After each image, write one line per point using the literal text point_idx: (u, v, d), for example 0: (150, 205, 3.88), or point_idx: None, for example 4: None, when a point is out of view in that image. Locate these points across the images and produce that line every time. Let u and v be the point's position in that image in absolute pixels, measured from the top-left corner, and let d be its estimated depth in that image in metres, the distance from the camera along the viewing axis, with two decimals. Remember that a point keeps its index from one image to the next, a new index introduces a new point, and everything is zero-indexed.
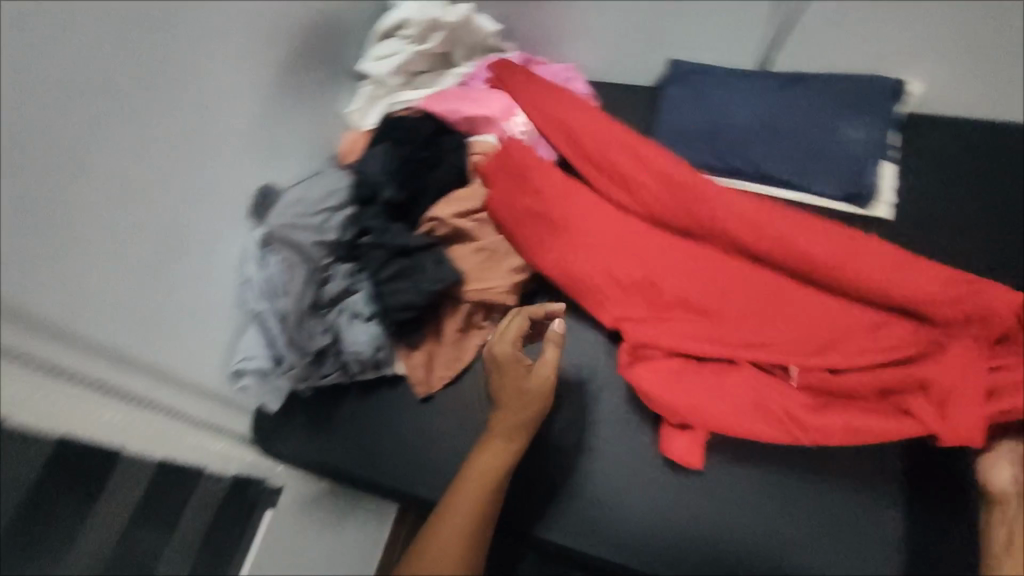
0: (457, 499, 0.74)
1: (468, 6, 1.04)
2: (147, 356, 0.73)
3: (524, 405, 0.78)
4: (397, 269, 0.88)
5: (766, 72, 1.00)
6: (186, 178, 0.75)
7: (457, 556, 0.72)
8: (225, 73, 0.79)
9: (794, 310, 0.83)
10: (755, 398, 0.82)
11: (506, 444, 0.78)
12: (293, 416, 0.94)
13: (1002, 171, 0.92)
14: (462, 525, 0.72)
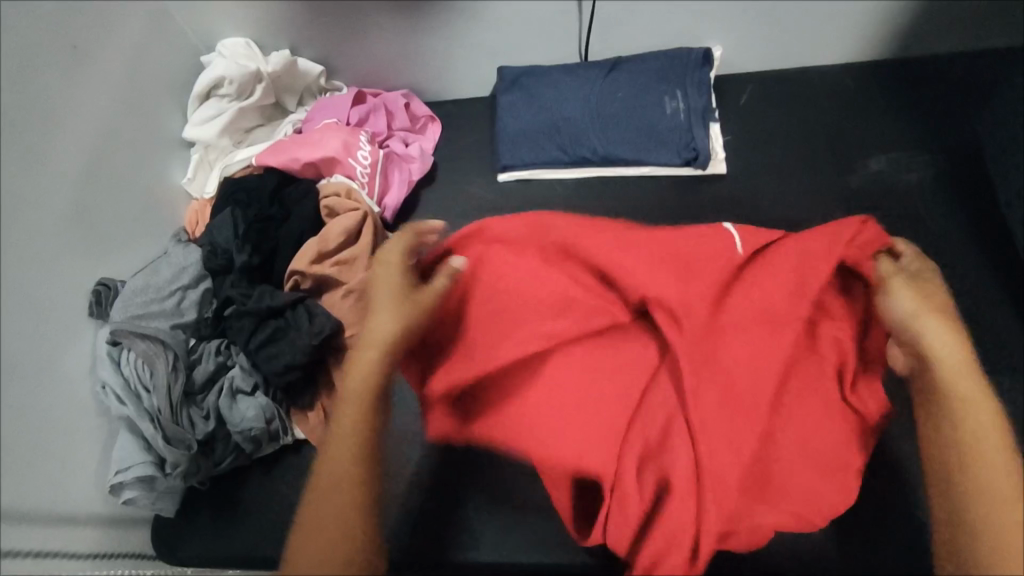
0: (334, 445, 0.59)
1: (287, 52, 1.03)
2: (16, 477, 0.65)
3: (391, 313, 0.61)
4: (268, 333, 0.84)
5: (588, 62, 1.04)
6: (30, 281, 0.70)
7: (353, 498, 0.57)
8: (47, 153, 0.74)
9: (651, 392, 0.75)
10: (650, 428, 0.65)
11: (375, 352, 0.60)
12: (195, 517, 0.86)
13: (798, 115, 1.04)
14: (344, 459, 0.58)
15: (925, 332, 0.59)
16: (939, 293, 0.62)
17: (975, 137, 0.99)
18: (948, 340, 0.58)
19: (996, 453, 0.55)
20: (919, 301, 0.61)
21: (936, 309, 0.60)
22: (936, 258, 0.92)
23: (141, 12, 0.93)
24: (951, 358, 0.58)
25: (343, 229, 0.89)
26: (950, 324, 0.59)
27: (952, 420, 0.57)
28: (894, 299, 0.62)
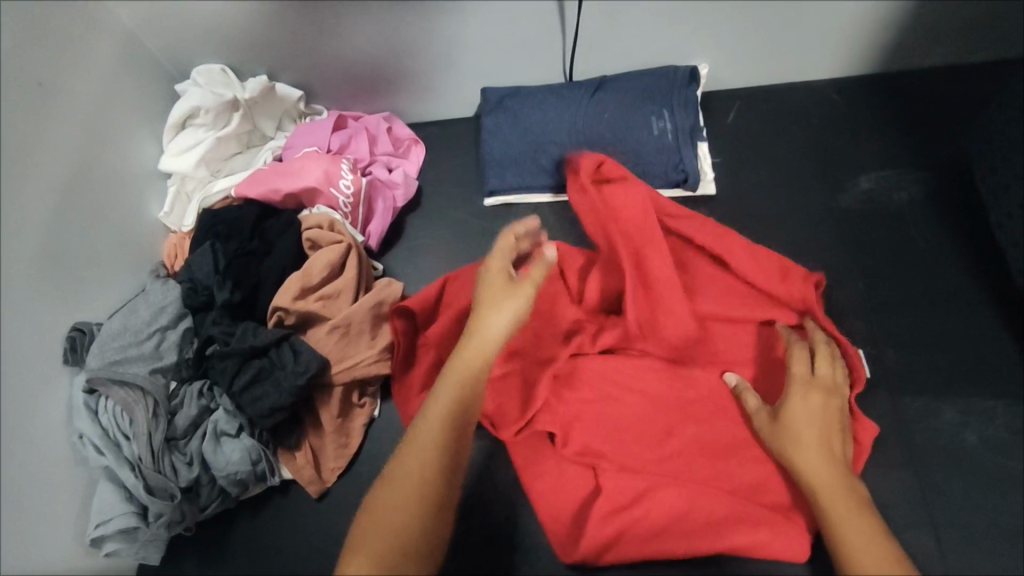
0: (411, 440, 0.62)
1: (265, 77, 1.00)
2: None
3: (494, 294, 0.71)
4: (252, 374, 0.81)
5: (573, 82, 1.02)
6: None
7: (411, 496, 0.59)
8: (19, 198, 0.72)
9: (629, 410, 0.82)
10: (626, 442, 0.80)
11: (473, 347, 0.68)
12: (181, 562, 0.84)
13: (787, 132, 1.04)
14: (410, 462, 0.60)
15: (800, 458, 0.71)
16: (811, 412, 0.74)
17: (966, 155, 0.99)
18: (821, 468, 0.70)
19: (871, 558, 0.62)
20: (786, 432, 0.73)
21: (806, 439, 0.72)
22: (927, 280, 0.92)
23: (110, 41, 0.90)
24: (820, 478, 0.70)
25: (325, 263, 0.87)
26: (819, 447, 0.72)
27: (840, 539, 0.65)
28: (770, 431, 0.75)
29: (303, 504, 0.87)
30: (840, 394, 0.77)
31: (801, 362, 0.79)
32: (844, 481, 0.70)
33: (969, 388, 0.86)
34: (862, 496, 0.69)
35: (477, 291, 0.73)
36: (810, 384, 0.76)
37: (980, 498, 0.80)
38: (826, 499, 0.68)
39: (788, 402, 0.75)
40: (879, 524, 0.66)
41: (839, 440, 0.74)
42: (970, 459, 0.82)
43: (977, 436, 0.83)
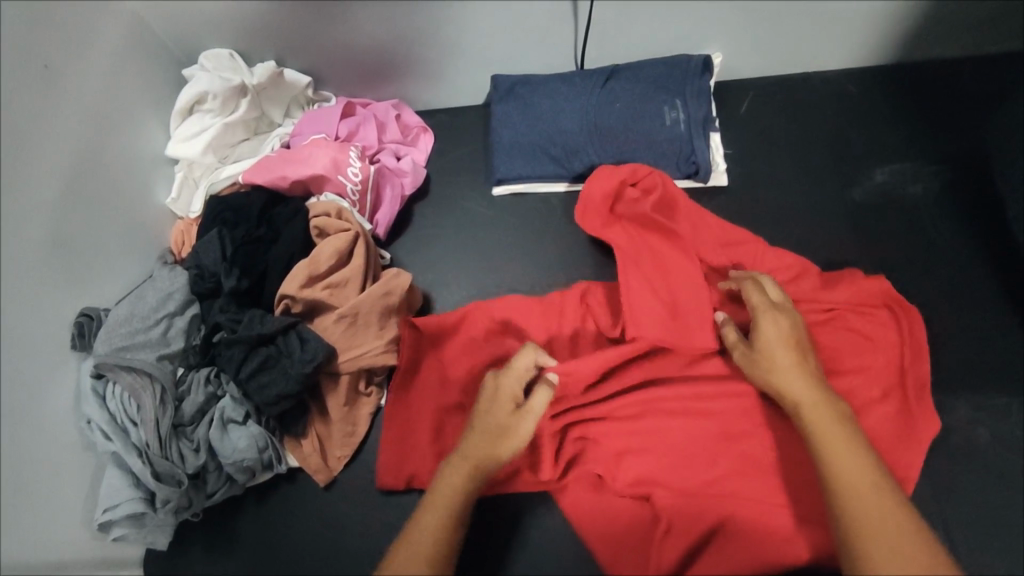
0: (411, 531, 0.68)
1: (273, 63, 0.99)
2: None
3: (497, 400, 0.76)
4: (259, 361, 0.81)
5: (584, 71, 1.01)
6: (6, 319, 0.67)
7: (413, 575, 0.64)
8: (26, 182, 0.72)
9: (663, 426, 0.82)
10: (654, 451, 0.82)
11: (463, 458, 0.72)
12: (189, 547, 0.85)
13: (800, 123, 1.02)
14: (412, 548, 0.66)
15: (772, 379, 0.73)
16: (780, 336, 0.75)
17: (983, 148, 0.97)
18: (792, 384, 0.72)
19: (853, 476, 0.64)
20: (758, 362, 0.75)
21: (773, 362, 0.74)
22: (943, 275, 0.91)
23: (117, 25, 0.89)
24: (802, 401, 0.71)
25: (333, 251, 0.86)
26: (797, 371, 0.72)
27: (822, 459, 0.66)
28: (749, 365, 0.76)
29: (310, 492, 0.87)
30: (797, 314, 0.78)
31: (756, 291, 0.80)
32: (824, 398, 0.70)
33: (983, 384, 0.85)
34: (841, 409, 0.70)
35: (488, 404, 0.76)
36: (771, 306, 0.78)
37: (990, 496, 0.80)
38: (810, 421, 0.69)
39: (755, 329, 0.77)
40: (858, 436, 0.68)
41: (807, 356, 0.75)
42: (981, 455, 0.82)
43: (989, 432, 0.83)
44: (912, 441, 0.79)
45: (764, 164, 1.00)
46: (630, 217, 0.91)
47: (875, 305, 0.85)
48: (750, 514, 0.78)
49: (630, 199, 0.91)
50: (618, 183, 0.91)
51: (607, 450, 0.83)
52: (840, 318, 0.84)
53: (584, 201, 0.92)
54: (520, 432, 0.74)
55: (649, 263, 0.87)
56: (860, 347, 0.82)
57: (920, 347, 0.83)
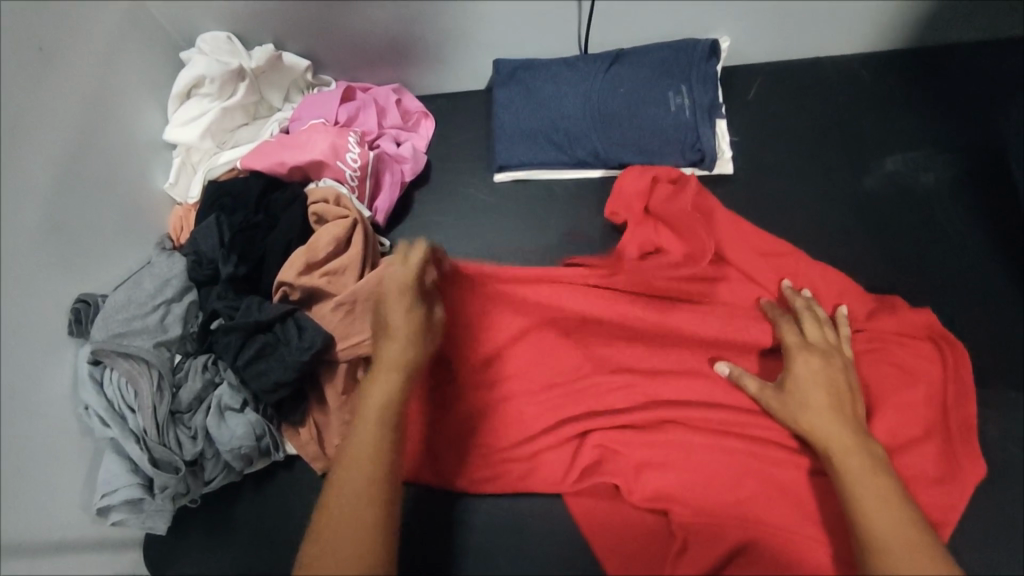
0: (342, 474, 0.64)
1: (271, 47, 0.98)
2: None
3: (396, 297, 0.73)
4: (256, 349, 0.80)
5: (589, 55, 0.98)
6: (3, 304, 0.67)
7: (361, 527, 0.61)
8: (23, 165, 0.71)
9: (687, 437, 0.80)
10: (676, 462, 0.79)
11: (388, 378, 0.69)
12: (188, 533, 0.85)
13: (811, 110, 1.00)
14: (351, 493, 0.63)
15: (807, 420, 0.73)
16: (814, 376, 0.75)
17: (1000, 136, 0.95)
18: (830, 427, 0.72)
19: (881, 514, 0.65)
20: (793, 403, 0.75)
21: (811, 403, 0.74)
22: (954, 267, 0.89)
23: (114, 6, 0.88)
24: (833, 438, 0.71)
25: (331, 238, 0.85)
26: (832, 410, 0.73)
27: (855, 512, 0.66)
28: (778, 404, 0.76)
29: (307, 479, 0.87)
30: (838, 354, 0.78)
31: (792, 330, 0.81)
32: (858, 440, 0.71)
33: (992, 379, 0.83)
34: (879, 457, 0.70)
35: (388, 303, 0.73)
36: (806, 348, 0.78)
37: (994, 493, 0.78)
38: (839, 458, 0.70)
39: (793, 372, 0.77)
40: (892, 479, 0.68)
41: (847, 400, 0.75)
42: (989, 451, 0.80)
43: (997, 428, 0.81)
44: (953, 480, 0.77)
45: (772, 154, 0.98)
46: (662, 214, 0.91)
47: (918, 337, 0.84)
48: (760, 517, 0.76)
49: (663, 193, 0.91)
50: (650, 179, 0.92)
51: (627, 457, 0.80)
52: (885, 349, 0.83)
53: (615, 194, 0.93)
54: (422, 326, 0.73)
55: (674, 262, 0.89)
56: (903, 381, 0.81)
57: (965, 388, 0.81)
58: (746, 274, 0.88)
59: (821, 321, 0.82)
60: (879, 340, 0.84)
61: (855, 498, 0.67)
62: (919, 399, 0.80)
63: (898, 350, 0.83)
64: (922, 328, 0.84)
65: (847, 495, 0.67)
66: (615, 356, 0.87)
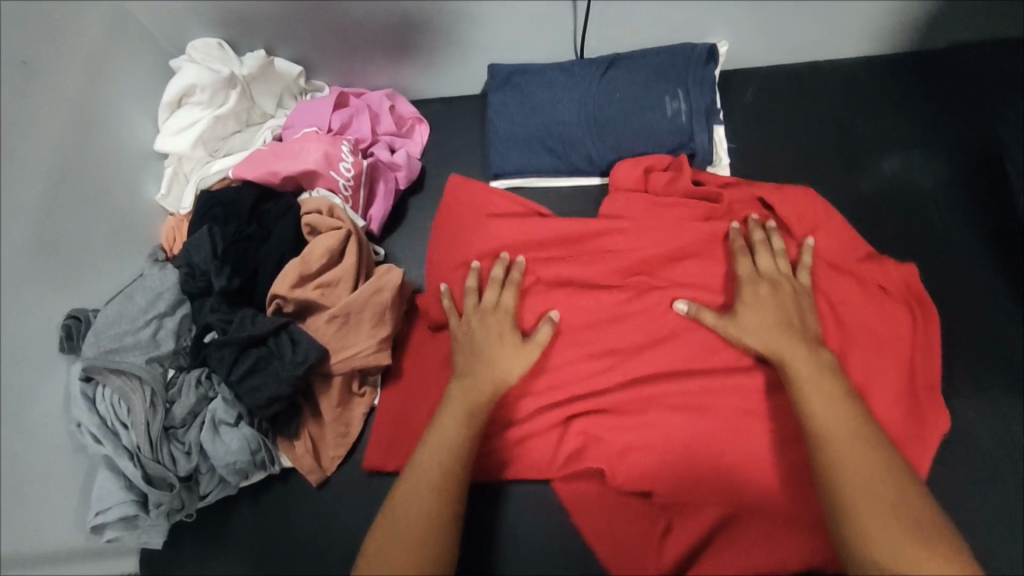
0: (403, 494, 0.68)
1: (262, 53, 0.96)
2: None
3: (501, 334, 0.79)
4: (250, 363, 0.79)
5: (584, 59, 0.97)
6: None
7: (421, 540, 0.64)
8: (14, 183, 0.71)
9: (687, 448, 0.78)
10: (676, 472, 0.78)
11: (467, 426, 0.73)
12: (184, 546, 0.85)
13: (810, 114, 0.98)
14: (416, 507, 0.66)
15: (760, 342, 0.74)
16: (764, 303, 0.76)
17: (1001, 139, 0.93)
18: (780, 342, 0.73)
19: (836, 423, 0.66)
20: (746, 328, 0.75)
21: (763, 325, 0.74)
22: (953, 274, 0.88)
23: (102, 17, 0.87)
24: (790, 358, 0.72)
25: (324, 249, 0.84)
26: (787, 334, 0.73)
27: (811, 422, 0.68)
28: (733, 331, 0.76)
29: (301, 490, 0.87)
30: (788, 280, 0.78)
31: (747, 262, 0.80)
32: (808, 352, 0.72)
33: (992, 390, 0.82)
34: (831, 367, 0.71)
35: (485, 342, 0.78)
36: (756, 277, 0.78)
37: (990, 502, 0.78)
38: (795, 373, 0.71)
39: (743, 302, 0.77)
40: (846, 390, 0.69)
41: (799, 318, 0.75)
42: (987, 463, 0.79)
43: (995, 440, 0.80)
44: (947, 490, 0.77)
45: (769, 159, 0.97)
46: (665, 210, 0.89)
47: (895, 297, 0.83)
48: (753, 524, 0.76)
49: (660, 179, 0.90)
50: (645, 169, 0.91)
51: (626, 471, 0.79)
52: (837, 291, 0.82)
53: (614, 185, 0.92)
54: (514, 364, 0.77)
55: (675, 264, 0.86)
56: (881, 344, 0.80)
57: (933, 352, 0.81)
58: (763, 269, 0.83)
59: (775, 251, 0.81)
60: (853, 299, 0.82)
61: (813, 413, 0.68)
62: (892, 359, 0.79)
63: (888, 315, 0.81)
64: (897, 283, 0.83)
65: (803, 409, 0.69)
66: (603, 353, 0.83)
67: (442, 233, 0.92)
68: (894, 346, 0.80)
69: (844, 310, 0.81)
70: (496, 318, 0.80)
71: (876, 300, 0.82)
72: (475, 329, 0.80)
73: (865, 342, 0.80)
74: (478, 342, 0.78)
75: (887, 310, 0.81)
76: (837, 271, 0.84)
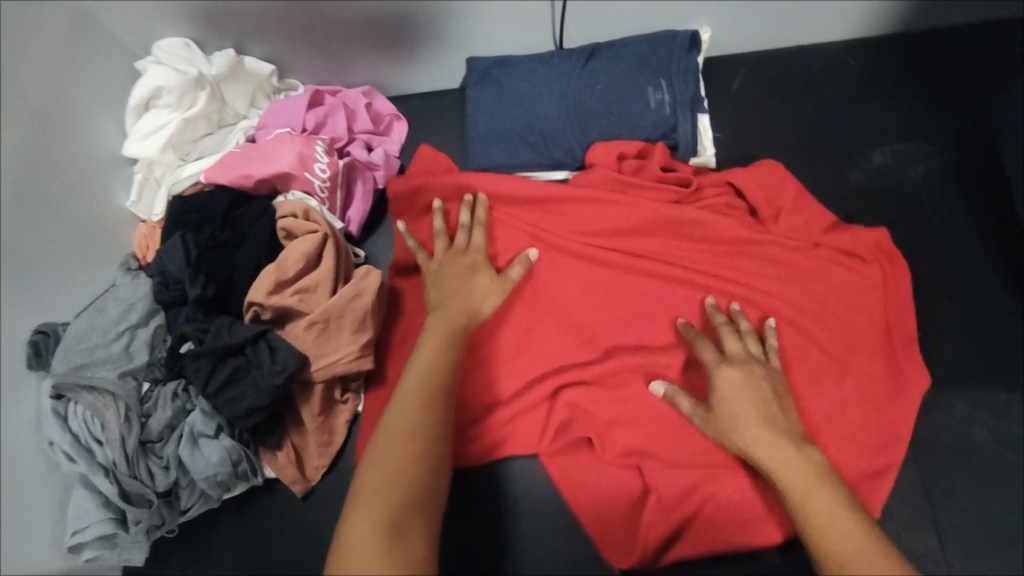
0: (377, 444, 0.64)
1: (231, 52, 0.93)
2: None
3: (467, 267, 0.81)
4: (228, 374, 0.77)
5: (564, 51, 0.94)
6: None
7: (398, 485, 0.60)
8: None
9: (676, 443, 0.78)
10: (668, 467, 0.77)
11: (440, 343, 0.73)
12: (167, 561, 0.84)
13: (795, 101, 0.96)
14: (389, 441, 0.63)
15: (741, 442, 0.70)
16: (737, 392, 0.72)
17: (988, 124, 0.92)
18: (764, 441, 0.69)
19: (830, 523, 0.61)
20: (726, 425, 0.71)
21: (742, 420, 0.70)
22: (941, 262, 0.87)
23: (62, 18, 0.83)
24: (769, 457, 0.68)
25: (301, 254, 0.82)
26: (770, 433, 0.69)
27: (805, 523, 0.63)
28: (712, 428, 0.73)
29: (286, 503, 0.85)
30: (759, 363, 0.75)
31: (710, 348, 0.77)
32: (789, 443, 0.68)
33: (984, 379, 0.81)
34: (814, 457, 0.68)
35: (454, 275, 0.81)
36: (724, 364, 0.75)
37: (982, 493, 0.77)
38: (786, 481, 0.66)
39: (717, 396, 0.73)
40: (836, 488, 0.65)
41: (775, 407, 0.72)
42: (979, 454, 0.79)
43: (987, 430, 0.79)
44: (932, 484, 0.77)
45: (754, 148, 0.95)
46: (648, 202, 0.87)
47: (868, 258, 0.83)
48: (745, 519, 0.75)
49: (630, 169, 0.89)
50: (618, 157, 0.90)
51: (614, 471, 0.78)
52: (809, 262, 0.82)
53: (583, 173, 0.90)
54: (487, 299, 0.79)
55: (662, 258, 0.84)
56: (853, 315, 0.81)
57: (905, 304, 0.82)
58: (746, 257, 0.83)
59: (741, 333, 0.78)
60: (821, 258, 0.82)
61: (820, 528, 0.61)
62: (866, 324, 0.81)
63: (864, 284, 0.82)
64: (870, 249, 0.83)
65: (799, 515, 0.64)
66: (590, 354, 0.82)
67: (423, 233, 0.91)
68: (877, 340, 0.80)
69: (817, 276, 0.82)
70: (465, 257, 0.82)
71: (851, 267, 0.82)
72: (441, 260, 0.83)
73: (837, 305, 0.81)
74: (445, 274, 0.81)
75: (864, 278, 0.82)
76: (809, 239, 0.84)
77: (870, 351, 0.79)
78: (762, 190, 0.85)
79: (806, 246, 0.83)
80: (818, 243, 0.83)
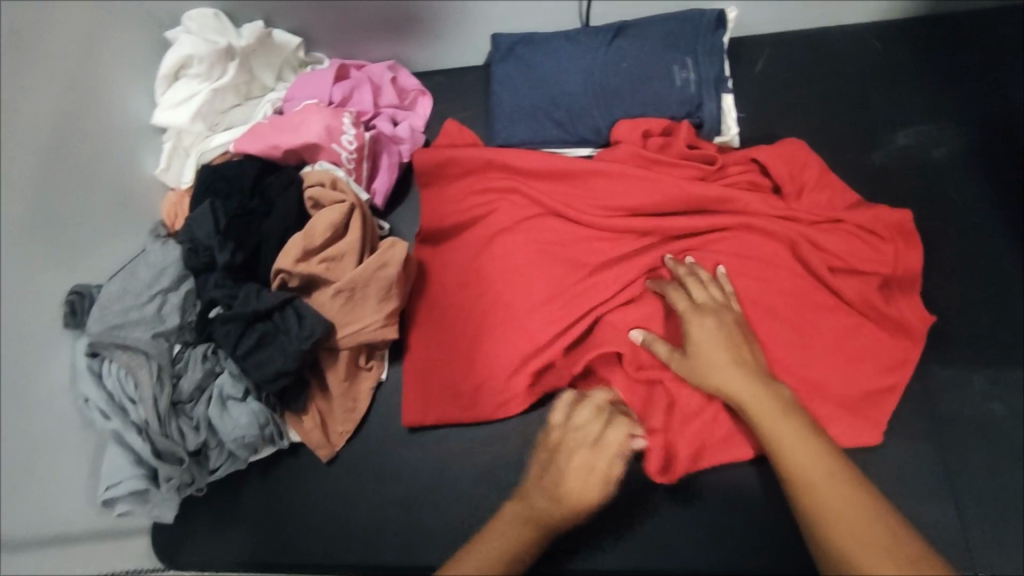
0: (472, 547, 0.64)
1: (260, 23, 0.95)
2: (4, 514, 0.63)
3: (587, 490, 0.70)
4: (256, 338, 0.79)
5: (590, 28, 0.95)
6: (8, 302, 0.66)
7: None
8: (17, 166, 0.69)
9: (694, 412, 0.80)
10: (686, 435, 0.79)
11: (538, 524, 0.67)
12: (194, 519, 0.86)
13: (820, 82, 0.97)
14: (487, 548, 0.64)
15: (716, 379, 0.72)
16: (710, 335, 0.74)
17: (1011, 107, 0.93)
18: (737, 383, 0.71)
19: (803, 456, 0.64)
20: (699, 369, 0.73)
21: (715, 364, 0.72)
22: (965, 241, 0.87)
23: None
24: (743, 394, 0.70)
25: (328, 223, 0.83)
26: (743, 372, 0.71)
27: (776, 452, 0.66)
28: (685, 368, 0.75)
29: (311, 467, 0.87)
30: (728, 311, 0.77)
31: (679, 296, 0.79)
32: (761, 381, 0.71)
33: (1003, 358, 0.82)
34: (784, 392, 0.71)
35: (575, 470, 0.70)
36: (699, 310, 0.77)
37: (999, 468, 0.78)
38: (760, 414, 0.68)
39: (691, 338, 0.75)
40: (806, 421, 0.68)
41: (746, 349, 0.74)
42: (997, 430, 0.80)
43: (1005, 407, 0.80)
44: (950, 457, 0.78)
45: (778, 128, 0.95)
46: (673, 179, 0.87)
47: (891, 237, 0.84)
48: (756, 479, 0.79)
49: (654, 146, 0.90)
50: (642, 134, 0.90)
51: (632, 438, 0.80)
52: (829, 239, 0.82)
53: (606, 149, 0.91)
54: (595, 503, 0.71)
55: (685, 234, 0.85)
56: (872, 292, 0.82)
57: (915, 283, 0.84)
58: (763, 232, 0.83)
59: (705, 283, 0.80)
60: (842, 233, 0.83)
61: (787, 458, 0.65)
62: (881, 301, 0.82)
63: (886, 262, 0.82)
64: (891, 227, 0.84)
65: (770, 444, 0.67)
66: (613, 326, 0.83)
67: (448, 205, 0.92)
68: (895, 316, 0.81)
69: (840, 253, 0.82)
70: (600, 460, 0.71)
71: (873, 246, 0.83)
72: (574, 463, 0.70)
73: (856, 280, 0.82)
74: (568, 466, 0.70)
75: (886, 256, 0.82)
76: (831, 216, 0.84)
77: (886, 327, 0.81)
78: (785, 167, 0.86)
79: (827, 224, 0.84)
80: (836, 221, 0.84)
